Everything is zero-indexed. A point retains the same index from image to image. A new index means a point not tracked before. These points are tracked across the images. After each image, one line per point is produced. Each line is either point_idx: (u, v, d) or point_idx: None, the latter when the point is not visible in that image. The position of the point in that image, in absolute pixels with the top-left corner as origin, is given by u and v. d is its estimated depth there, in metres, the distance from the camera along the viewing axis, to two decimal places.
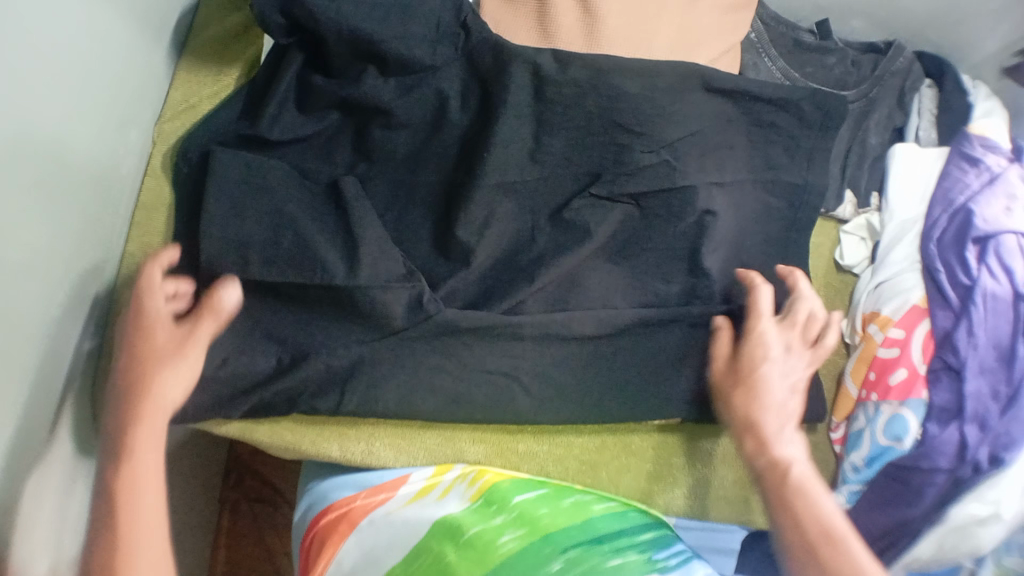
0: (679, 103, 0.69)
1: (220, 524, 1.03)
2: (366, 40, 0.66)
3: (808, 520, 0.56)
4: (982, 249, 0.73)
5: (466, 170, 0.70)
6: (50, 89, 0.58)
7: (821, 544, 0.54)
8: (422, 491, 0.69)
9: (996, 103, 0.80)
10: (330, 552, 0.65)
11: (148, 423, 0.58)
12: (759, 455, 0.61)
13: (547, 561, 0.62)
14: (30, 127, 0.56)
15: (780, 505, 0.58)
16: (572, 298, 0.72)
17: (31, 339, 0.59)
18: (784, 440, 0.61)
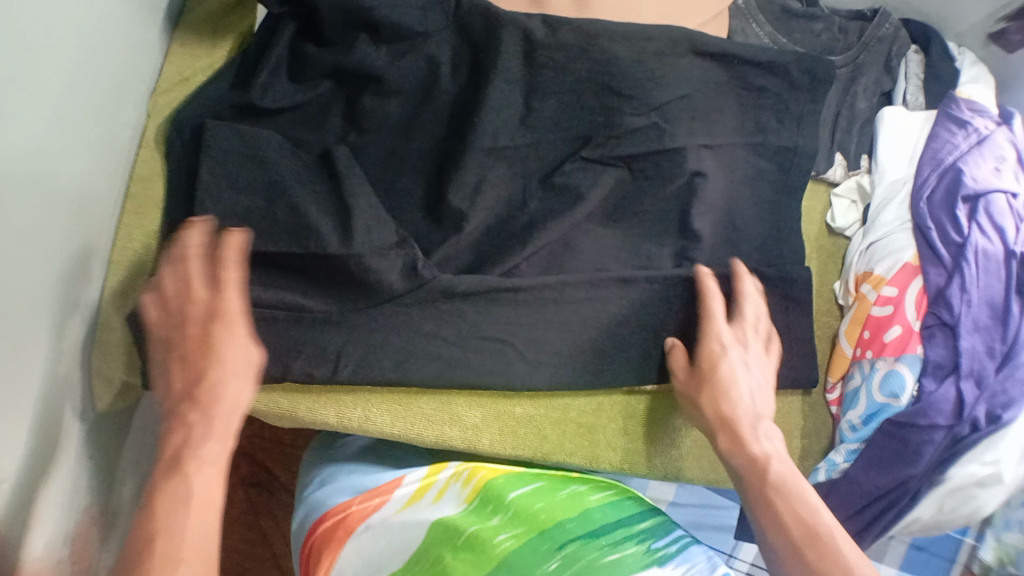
0: (669, 67, 0.70)
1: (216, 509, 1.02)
2: (356, 7, 0.67)
3: (793, 519, 0.56)
4: (973, 208, 0.73)
5: (458, 137, 0.71)
6: (45, 56, 0.58)
7: (806, 545, 0.54)
8: (418, 493, 0.69)
9: (982, 69, 0.82)
10: (329, 558, 0.64)
11: (221, 416, 0.57)
12: (733, 454, 0.62)
13: (544, 559, 0.58)
14: (19, 96, 0.55)
15: (764, 502, 0.58)
16: (566, 262, 0.72)
17: (21, 302, 0.59)
18: (761, 438, 0.62)
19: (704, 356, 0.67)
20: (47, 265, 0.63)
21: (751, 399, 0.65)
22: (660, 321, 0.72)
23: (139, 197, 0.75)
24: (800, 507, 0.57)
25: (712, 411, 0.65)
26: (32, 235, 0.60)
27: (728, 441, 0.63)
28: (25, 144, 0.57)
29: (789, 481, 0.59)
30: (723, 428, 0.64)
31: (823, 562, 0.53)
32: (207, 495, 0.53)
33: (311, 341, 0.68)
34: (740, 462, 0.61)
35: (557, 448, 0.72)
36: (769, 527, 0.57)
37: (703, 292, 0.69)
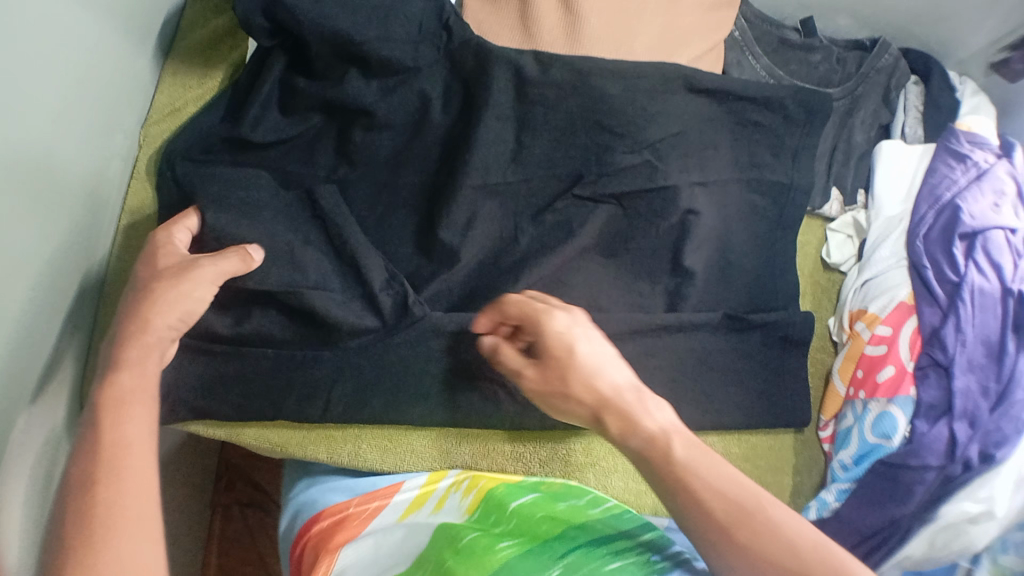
0: (661, 103, 0.69)
1: (212, 529, 1.03)
2: (347, 41, 0.67)
3: (706, 494, 0.50)
4: (970, 245, 0.73)
5: (449, 172, 0.70)
6: (38, 98, 0.58)
7: (736, 526, 0.49)
8: (417, 501, 0.68)
9: (983, 98, 0.81)
10: (325, 555, 0.61)
11: (133, 370, 0.54)
12: (629, 436, 0.54)
13: (546, 566, 0.56)
14: (10, 127, 0.55)
15: (675, 486, 0.51)
16: (556, 299, 0.70)
17: (18, 342, 0.59)
18: (652, 410, 0.54)
19: (547, 342, 0.56)
20: (43, 302, 0.63)
21: (620, 367, 0.56)
22: (656, 361, 0.70)
23: (129, 230, 0.74)
24: (716, 481, 0.51)
25: (587, 400, 0.55)
26: (24, 272, 0.59)
27: (616, 426, 0.54)
28: (14, 180, 0.57)
29: (696, 458, 0.52)
30: (608, 415, 0.55)
31: (762, 543, 0.48)
32: (143, 474, 0.48)
33: (295, 379, 0.69)
34: (637, 448, 0.53)
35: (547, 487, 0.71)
36: (690, 514, 0.51)
37: (513, 301, 0.59)
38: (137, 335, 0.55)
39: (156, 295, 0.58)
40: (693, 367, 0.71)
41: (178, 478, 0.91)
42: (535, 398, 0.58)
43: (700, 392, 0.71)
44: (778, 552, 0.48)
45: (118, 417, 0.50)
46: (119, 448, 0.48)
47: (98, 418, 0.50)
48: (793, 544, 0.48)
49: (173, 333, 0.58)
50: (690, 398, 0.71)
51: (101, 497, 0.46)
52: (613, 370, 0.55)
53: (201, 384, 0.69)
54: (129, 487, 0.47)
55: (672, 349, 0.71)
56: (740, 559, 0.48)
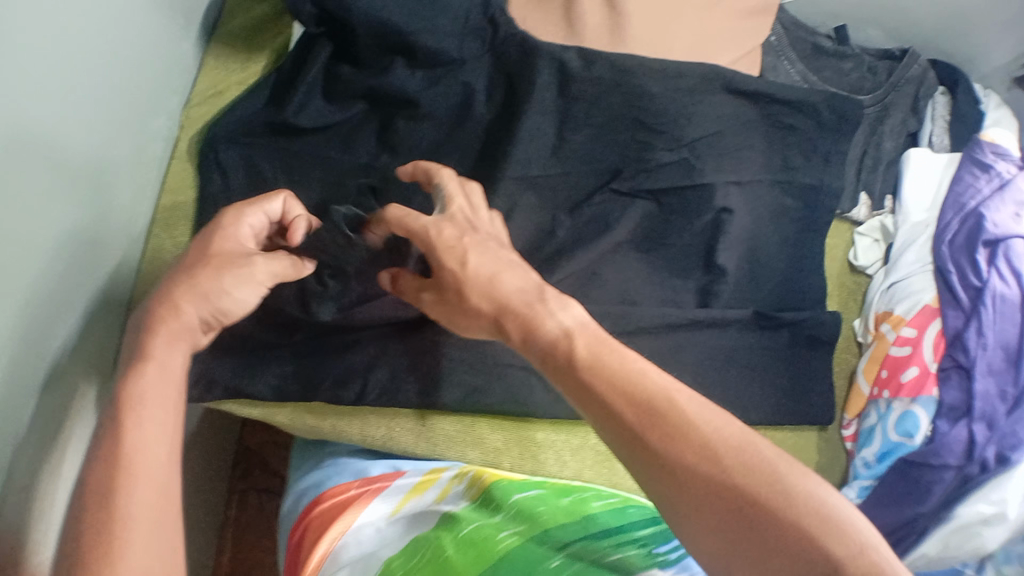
0: (700, 104, 0.71)
1: (227, 517, 1.02)
2: (395, 31, 0.68)
3: (614, 399, 0.43)
4: (993, 252, 0.75)
5: (488, 166, 0.71)
6: (77, 70, 0.59)
7: (649, 432, 0.42)
8: (419, 485, 0.68)
9: (1006, 111, 0.84)
10: (325, 539, 0.63)
11: (154, 364, 0.51)
12: (533, 339, 0.48)
13: (547, 557, 0.58)
14: (46, 101, 0.55)
15: (582, 395, 0.45)
16: (590, 290, 0.71)
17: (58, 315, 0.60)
18: (554, 308, 0.48)
19: (439, 261, 0.53)
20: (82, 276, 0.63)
21: (524, 269, 0.52)
22: (686, 355, 0.71)
23: (170, 210, 0.75)
24: (620, 380, 0.44)
25: (486, 304, 0.50)
26: (60, 247, 0.59)
27: (517, 328, 0.49)
28: (52, 151, 0.57)
29: (600, 352, 0.45)
30: (508, 314, 0.49)
31: (675, 445, 0.41)
32: (163, 483, 0.47)
33: (336, 362, 0.70)
34: (542, 351, 0.48)
35: (578, 475, 0.73)
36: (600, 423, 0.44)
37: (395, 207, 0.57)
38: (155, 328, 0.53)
39: (197, 283, 0.54)
40: (722, 363, 0.72)
41: (200, 462, 0.90)
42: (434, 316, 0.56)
43: (730, 387, 0.72)
44: (693, 455, 0.41)
45: (133, 419, 0.48)
46: (136, 456, 0.47)
47: (115, 418, 0.48)
48: (718, 450, 0.41)
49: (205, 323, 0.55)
50: (720, 394, 0.72)
51: (121, 507, 0.45)
52: (513, 274, 0.51)
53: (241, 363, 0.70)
54: (151, 501, 0.46)
55: (702, 345, 0.72)
56: (656, 470, 0.41)
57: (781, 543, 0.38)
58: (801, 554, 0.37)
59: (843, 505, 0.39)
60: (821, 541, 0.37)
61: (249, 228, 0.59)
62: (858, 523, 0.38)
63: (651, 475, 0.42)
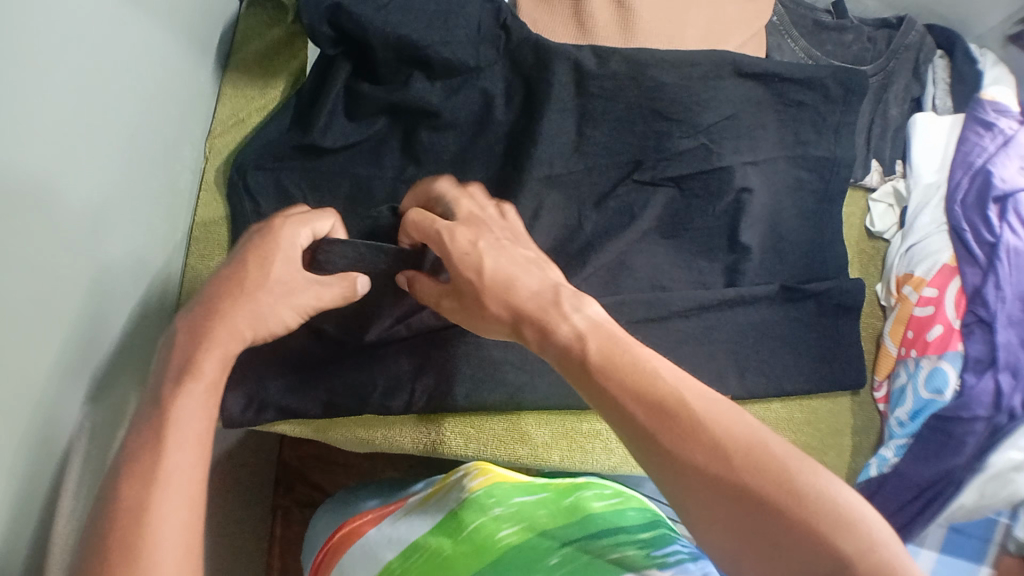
0: (713, 90, 0.73)
1: (272, 535, 1.00)
2: (412, 46, 0.70)
3: (622, 397, 0.44)
4: (1003, 208, 0.77)
5: (513, 167, 0.72)
6: (119, 107, 0.59)
7: (659, 426, 0.42)
8: (427, 494, 0.72)
9: (1003, 69, 0.86)
10: (334, 550, 0.69)
11: (201, 379, 0.49)
12: (546, 343, 0.49)
13: (545, 555, 0.57)
14: (93, 145, 0.55)
15: (594, 393, 0.46)
16: (621, 281, 0.73)
17: (111, 352, 0.60)
18: (569, 311, 0.49)
19: (456, 269, 0.54)
20: (126, 312, 0.63)
21: (541, 272, 0.53)
22: (720, 334, 0.74)
23: (201, 240, 0.75)
24: (631, 376, 0.44)
25: (500, 306, 0.51)
26: (106, 287, 0.59)
27: (533, 335, 0.50)
28: (102, 190, 0.57)
29: (613, 353, 0.46)
30: (524, 319, 0.50)
31: (685, 445, 0.41)
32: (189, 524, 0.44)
33: (380, 376, 0.71)
34: (558, 350, 0.48)
35: (624, 460, 0.76)
36: (609, 418, 0.45)
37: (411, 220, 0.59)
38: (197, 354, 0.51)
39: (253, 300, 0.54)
40: (754, 339, 0.75)
41: (237, 480, 0.89)
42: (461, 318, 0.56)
43: (763, 361, 0.75)
44: (703, 447, 0.41)
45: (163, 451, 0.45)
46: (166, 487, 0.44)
47: (155, 435, 0.46)
48: (723, 442, 0.41)
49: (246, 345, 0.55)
50: (755, 368, 0.74)
51: (151, 524, 0.42)
52: (528, 278, 0.52)
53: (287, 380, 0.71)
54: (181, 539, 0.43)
55: (733, 322, 0.74)
56: (666, 465, 0.42)
57: (787, 541, 0.39)
58: (813, 549, 0.38)
59: (850, 500, 0.40)
60: (829, 539, 0.38)
61: (300, 248, 0.58)
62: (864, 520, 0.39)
63: (661, 472, 0.42)
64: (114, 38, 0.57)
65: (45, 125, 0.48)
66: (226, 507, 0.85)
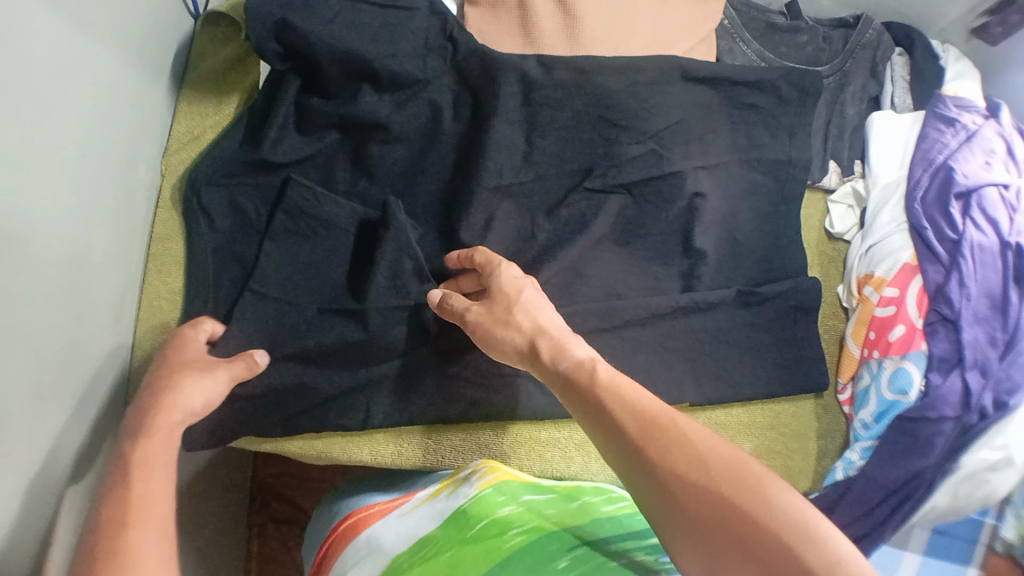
0: (661, 95, 0.73)
1: (250, 553, 1.01)
2: (358, 60, 0.70)
3: (623, 413, 0.49)
4: (966, 204, 0.76)
5: (463, 178, 0.73)
6: (65, 129, 0.59)
7: (649, 440, 0.47)
8: (436, 491, 0.69)
9: (966, 65, 0.85)
10: (337, 549, 0.66)
11: (162, 414, 0.51)
12: (561, 359, 0.54)
13: (553, 558, 0.56)
14: (40, 171, 0.56)
15: (596, 410, 0.50)
16: (576, 288, 0.73)
17: (63, 370, 0.60)
18: (580, 345, 0.55)
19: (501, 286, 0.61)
20: (81, 333, 0.63)
21: (518, 325, 0.57)
22: (676, 340, 0.74)
23: (160, 257, 0.75)
24: (634, 400, 0.50)
25: (527, 323, 0.58)
26: (64, 308, 0.60)
27: (550, 351, 0.55)
28: (52, 213, 0.58)
29: (618, 378, 0.52)
30: (533, 356, 0.56)
31: (671, 458, 0.46)
32: (163, 526, 0.44)
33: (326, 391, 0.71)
34: (563, 380, 0.53)
35: (583, 469, 0.75)
36: (609, 430, 0.49)
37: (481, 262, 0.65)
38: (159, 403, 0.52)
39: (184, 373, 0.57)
40: (712, 344, 0.74)
41: (210, 498, 0.90)
42: (492, 326, 0.58)
43: (722, 366, 0.74)
44: (684, 464, 0.46)
45: (147, 474, 0.46)
46: (146, 501, 0.44)
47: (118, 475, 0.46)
48: (703, 457, 0.46)
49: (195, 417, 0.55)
50: (713, 374, 0.74)
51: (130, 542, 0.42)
52: (510, 335, 0.57)
53: (245, 397, 0.69)
54: (158, 542, 0.43)
55: (690, 329, 0.74)
56: (656, 473, 0.46)
57: (760, 550, 0.42)
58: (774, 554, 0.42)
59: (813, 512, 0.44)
60: (797, 549, 0.42)
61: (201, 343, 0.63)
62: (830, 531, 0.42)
63: (647, 487, 0.47)
64: (63, 62, 0.58)
65: None
66: (198, 523, 0.85)
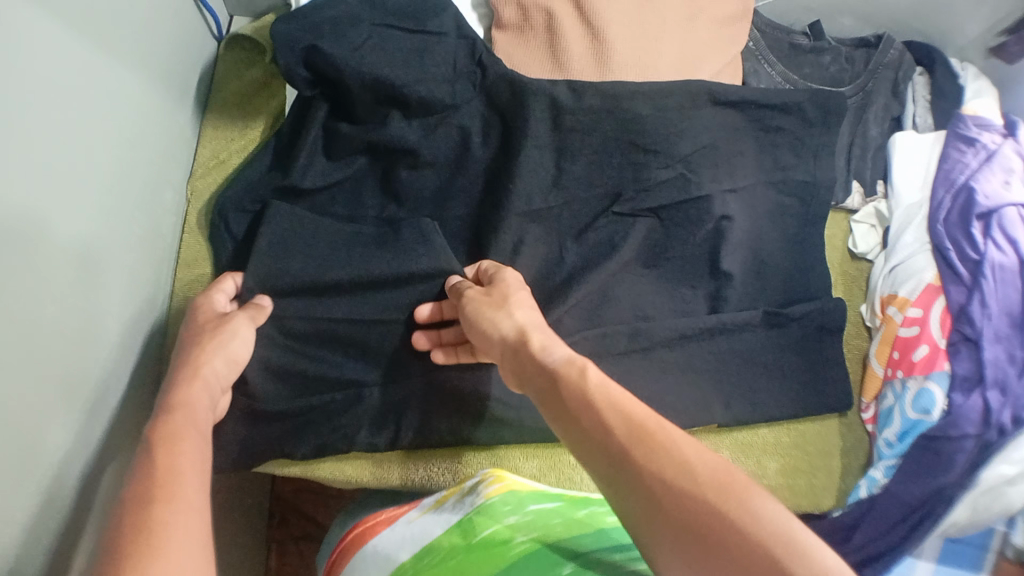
0: (689, 120, 0.73)
1: (269, 567, 1.02)
2: (389, 86, 0.70)
3: (608, 410, 0.48)
4: (987, 224, 0.77)
5: (492, 204, 0.73)
6: (93, 160, 0.59)
7: (633, 441, 0.45)
8: (443, 497, 0.68)
9: (985, 82, 0.86)
10: (347, 556, 0.67)
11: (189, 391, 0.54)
12: (551, 354, 0.54)
13: (557, 565, 0.56)
14: (71, 205, 0.56)
15: (580, 405, 0.49)
16: (605, 311, 0.73)
17: (97, 402, 0.60)
18: (563, 346, 0.55)
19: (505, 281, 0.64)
20: (112, 363, 0.63)
21: (509, 313, 0.59)
22: (703, 361, 0.74)
23: (187, 282, 0.75)
24: (623, 402, 0.48)
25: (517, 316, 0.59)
26: (95, 339, 0.60)
27: (535, 347, 0.55)
28: (82, 246, 0.57)
29: (609, 378, 0.51)
30: (522, 348, 0.56)
31: (655, 461, 0.44)
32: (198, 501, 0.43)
33: (356, 421, 0.71)
34: (550, 374, 0.53)
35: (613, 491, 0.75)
36: (591, 428, 0.47)
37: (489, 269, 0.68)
38: (187, 382, 0.56)
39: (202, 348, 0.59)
40: (737, 365, 0.75)
41: (235, 516, 0.90)
42: (485, 306, 0.60)
43: (749, 386, 0.75)
44: (670, 466, 0.43)
45: (171, 450, 0.46)
46: (171, 474, 0.44)
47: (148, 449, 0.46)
48: (690, 461, 0.43)
49: (221, 379, 0.60)
50: (740, 395, 0.75)
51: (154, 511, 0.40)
52: (501, 320, 0.58)
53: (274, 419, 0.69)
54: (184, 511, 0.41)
55: (717, 350, 0.75)
56: (640, 471, 0.44)
57: (739, 559, 0.38)
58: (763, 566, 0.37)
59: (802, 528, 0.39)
60: (783, 559, 0.37)
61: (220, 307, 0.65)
62: (818, 544, 0.38)
63: (627, 490, 0.44)
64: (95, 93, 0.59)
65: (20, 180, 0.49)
66: (225, 542, 0.85)
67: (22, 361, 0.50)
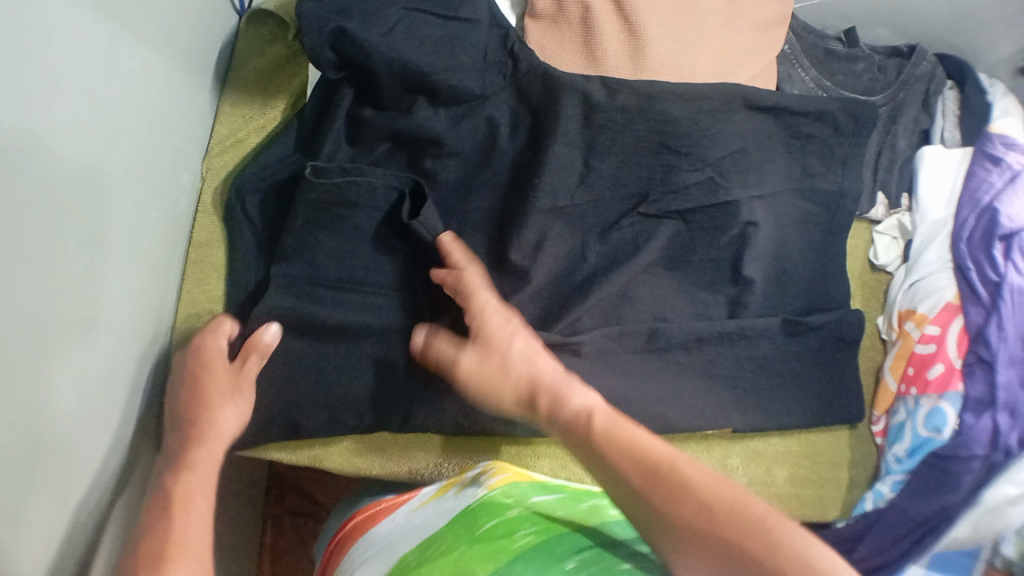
0: (723, 123, 0.72)
1: (263, 545, 1.00)
2: (417, 74, 0.67)
3: (620, 459, 0.54)
4: (1008, 246, 0.77)
5: (517, 198, 0.71)
6: (117, 135, 0.56)
7: (650, 489, 0.52)
8: (442, 487, 0.66)
9: (1011, 101, 0.86)
10: (346, 547, 0.66)
11: (198, 467, 0.58)
12: (557, 405, 0.58)
13: (560, 561, 0.55)
14: (93, 183, 0.54)
15: (597, 458, 0.55)
16: (623, 313, 0.73)
17: (107, 391, 0.58)
18: (573, 390, 0.58)
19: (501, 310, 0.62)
20: (121, 352, 0.60)
21: (511, 351, 0.60)
22: (719, 367, 0.73)
23: (199, 264, 0.72)
24: (633, 447, 0.54)
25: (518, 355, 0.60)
26: (111, 324, 0.58)
27: (545, 400, 0.58)
28: (100, 228, 0.55)
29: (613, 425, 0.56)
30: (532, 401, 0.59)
31: (676, 504, 0.50)
32: None
33: (367, 391, 0.68)
34: (565, 427, 0.57)
35: None
36: (613, 479, 0.54)
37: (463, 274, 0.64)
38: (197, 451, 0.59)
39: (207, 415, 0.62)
40: (753, 374, 0.74)
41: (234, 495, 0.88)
42: (490, 352, 0.60)
43: (764, 393, 0.75)
44: (689, 510, 0.50)
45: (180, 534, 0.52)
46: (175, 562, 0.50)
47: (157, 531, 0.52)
48: (704, 497, 0.50)
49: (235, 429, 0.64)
50: (755, 402, 0.74)
51: None
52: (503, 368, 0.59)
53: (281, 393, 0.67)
54: None
55: (734, 356, 0.74)
56: (664, 514, 0.51)
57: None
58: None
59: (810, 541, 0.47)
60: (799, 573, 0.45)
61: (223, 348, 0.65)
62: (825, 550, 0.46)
63: (656, 531, 0.51)
64: (122, 74, 0.56)
65: (46, 153, 0.48)
66: (223, 522, 0.84)
67: (40, 345, 0.48)
